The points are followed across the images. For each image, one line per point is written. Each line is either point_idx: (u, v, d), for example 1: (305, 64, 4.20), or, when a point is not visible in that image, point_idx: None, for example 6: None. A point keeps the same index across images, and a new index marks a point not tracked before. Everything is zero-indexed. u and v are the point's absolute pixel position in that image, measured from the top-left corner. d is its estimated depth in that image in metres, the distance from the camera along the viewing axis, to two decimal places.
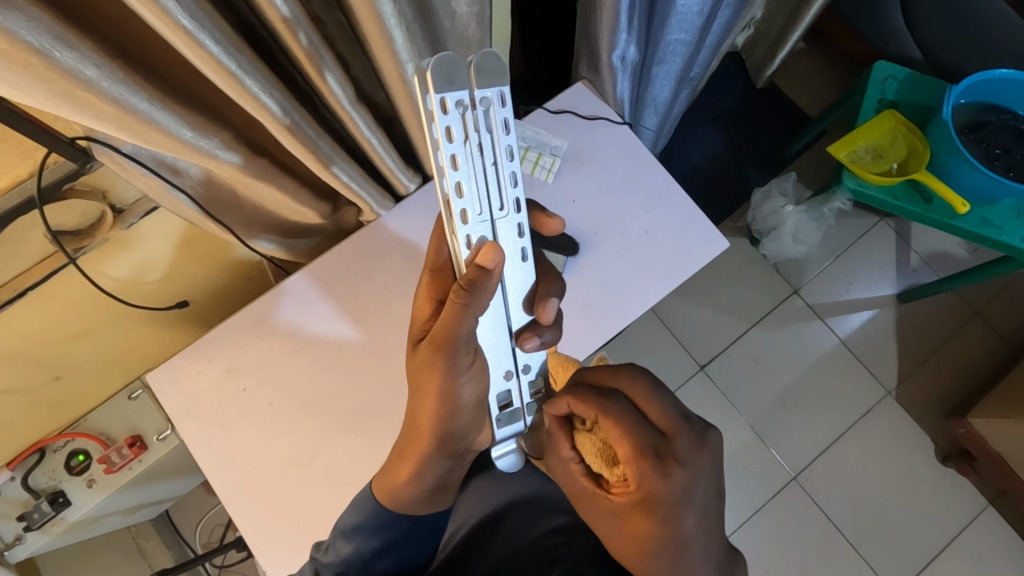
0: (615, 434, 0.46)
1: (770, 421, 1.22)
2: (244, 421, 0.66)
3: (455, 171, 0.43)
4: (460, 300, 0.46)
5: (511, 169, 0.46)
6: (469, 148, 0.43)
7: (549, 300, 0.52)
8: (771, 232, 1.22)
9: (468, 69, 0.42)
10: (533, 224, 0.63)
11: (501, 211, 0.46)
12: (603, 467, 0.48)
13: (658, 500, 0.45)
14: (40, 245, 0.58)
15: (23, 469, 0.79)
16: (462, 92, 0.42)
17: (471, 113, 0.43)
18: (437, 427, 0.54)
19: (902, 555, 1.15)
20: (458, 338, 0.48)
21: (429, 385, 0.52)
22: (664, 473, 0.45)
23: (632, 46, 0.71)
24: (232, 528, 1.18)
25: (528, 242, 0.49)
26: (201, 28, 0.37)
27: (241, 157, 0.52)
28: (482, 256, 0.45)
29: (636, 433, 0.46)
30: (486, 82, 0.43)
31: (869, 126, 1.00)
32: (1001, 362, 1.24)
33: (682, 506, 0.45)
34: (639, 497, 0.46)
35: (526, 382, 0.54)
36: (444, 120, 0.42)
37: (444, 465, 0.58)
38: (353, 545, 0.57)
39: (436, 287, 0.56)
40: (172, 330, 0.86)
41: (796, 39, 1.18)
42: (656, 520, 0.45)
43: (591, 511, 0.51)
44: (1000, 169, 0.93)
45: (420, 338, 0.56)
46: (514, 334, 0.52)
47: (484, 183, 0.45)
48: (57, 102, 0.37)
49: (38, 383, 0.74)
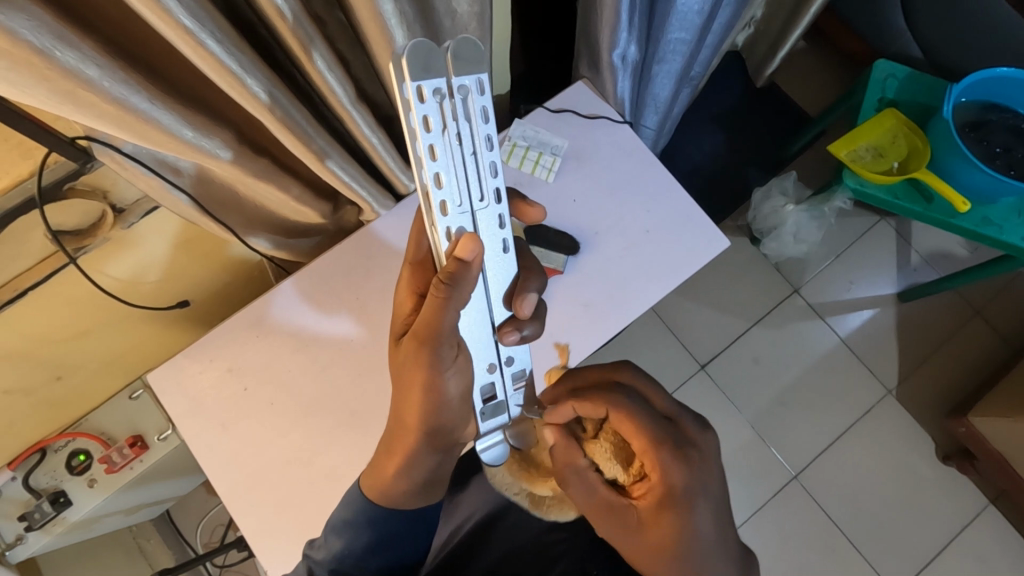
0: (635, 428, 0.53)
1: (770, 420, 1.22)
2: (245, 420, 0.66)
3: (433, 163, 0.43)
4: (440, 293, 0.46)
5: (490, 159, 0.45)
6: (447, 139, 0.43)
7: (526, 295, 0.51)
8: (771, 232, 1.22)
9: (444, 55, 0.41)
10: (512, 212, 0.62)
11: (480, 202, 0.46)
12: (618, 467, 0.55)
13: (680, 494, 0.51)
14: (41, 245, 0.58)
15: (24, 469, 0.79)
16: (438, 80, 0.41)
17: (449, 102, 0.42)
18: (424, 421, 0.55)
19: (902, 554, 1.15)
20: (442, 331, 0.48)
21: (414, 379, 0.52)
22: (680, 460, 0.51)
23: (633, 45, 0.71)
24: (233, 528, 1.18)
25: (509, 233, 0.49)
26: (202, 28, 0.37)
27: (239, 155, 0.52)
28: (460, 249, 0.45)
29: (654, 425, 0.52)
30: (464, 70, 0.42)
31: (869, 125, 1.01)
32: (1002, 361, 1.23)
33: (702, 498, 0.51)
34: (661, 491, 0.51)
35: (510, 374, 0.53)
36: (421, 110, 0.41)
37: (433, 460, 0.58)
38: (344, 541, 0.58)
39: (418, 281, 0.56)
40: (172, 330, 0.86)
41: (797, 38, 1.18)
42: (679, 513, 0.50)
43: (611, 526, 0.54)
44: (1000, 168, 0.94)
45: (402, 332, 0.56)
46: (496, 329, 0.51)
47: (463, 174, 0.44)
48: (58, 101, 0.37)
49: (39, 383, 0.74)
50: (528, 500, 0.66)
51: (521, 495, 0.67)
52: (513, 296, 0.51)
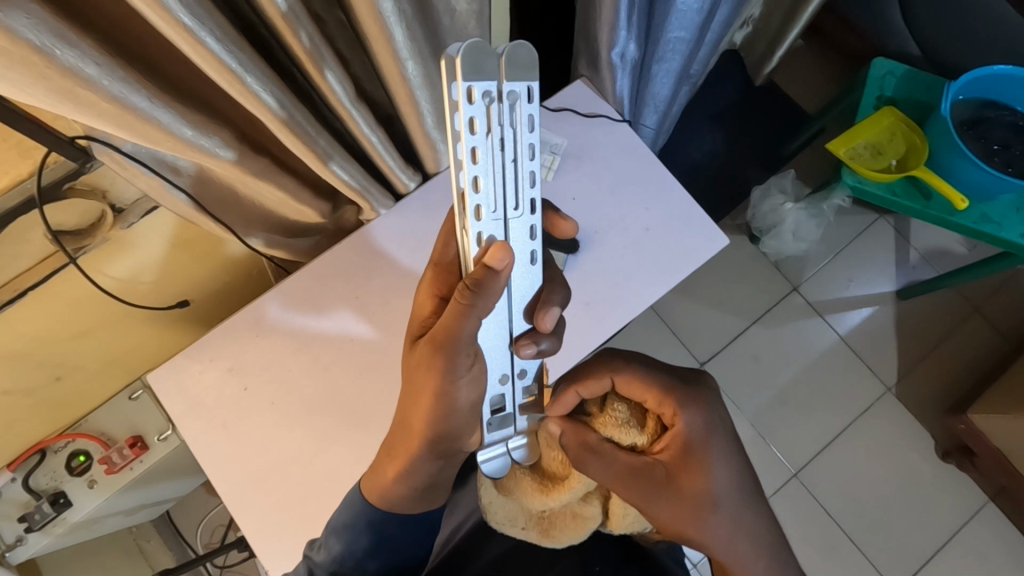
0: (646, 382, 0.59)
1: (771, 418, 1.22)
2: (246, 420, 0.66)
3: (473, 165, 0.42)
4: (465, 300, 0.46)
5: (531, 169, 0.44)
6: (491, 143, 0.42)
7: (550, 308, 0.52)
8: (771, 230, 1.22)
9: (499, 59, 0.40)
10: (545, 224, 0.65)
11: (515, 210, 0.45)
12: (634, 431, 0.59)
13: (699, 431, 0.56)
14: (41, 245, 0.58)
15: (24, 470, 0.79)
16: (489, 83, 0.40)
17: (496, 106, 0.41)
18: (430, 428, 0.56)
19: (901, 551, 1.16)
20: (460, 340, 0.48)
21: (426, 384, 0.53)
22: (692, 401, 0.58)
23: (632, 43, 0.72)
24: (233, 529, 1.18)
25: (539, 245, 0.48)
26: (202, 26, 0.37)
27: (239, 155, 0.52)
28: (491, 255, 0.44)
29: (663, 375, 0.59)
30: (516, 75, 0.41)
31: (868, 122, 1.00)
32: (1001, 358, 1.24)
33: (719, 429, 0.58)
34: (683, 435, 0.56)
35: (521, 387, 0.55)
36: (469, 111, 0.40)
37: (435, 466, 0.60)
38: (344, 543, 0.59)
39: (440, 284, 0.56)
40: (172, 330, 0.85)
41: (795, 36, 1.20)
42: (705, 450, 0.56)
43: (644, 492, 0.56)
44: (998, 165, 0.94)
45: (418, 335, 0.57)
46: (513, 340, 0.52)
47: (502, 180, 0.43)
48: (56, 100, 0.37)
49: (40, 383, 0.74)
50: (536, 530, 0.68)
51: (527, 529, 0.68)
52: (536, 308, 0.52)
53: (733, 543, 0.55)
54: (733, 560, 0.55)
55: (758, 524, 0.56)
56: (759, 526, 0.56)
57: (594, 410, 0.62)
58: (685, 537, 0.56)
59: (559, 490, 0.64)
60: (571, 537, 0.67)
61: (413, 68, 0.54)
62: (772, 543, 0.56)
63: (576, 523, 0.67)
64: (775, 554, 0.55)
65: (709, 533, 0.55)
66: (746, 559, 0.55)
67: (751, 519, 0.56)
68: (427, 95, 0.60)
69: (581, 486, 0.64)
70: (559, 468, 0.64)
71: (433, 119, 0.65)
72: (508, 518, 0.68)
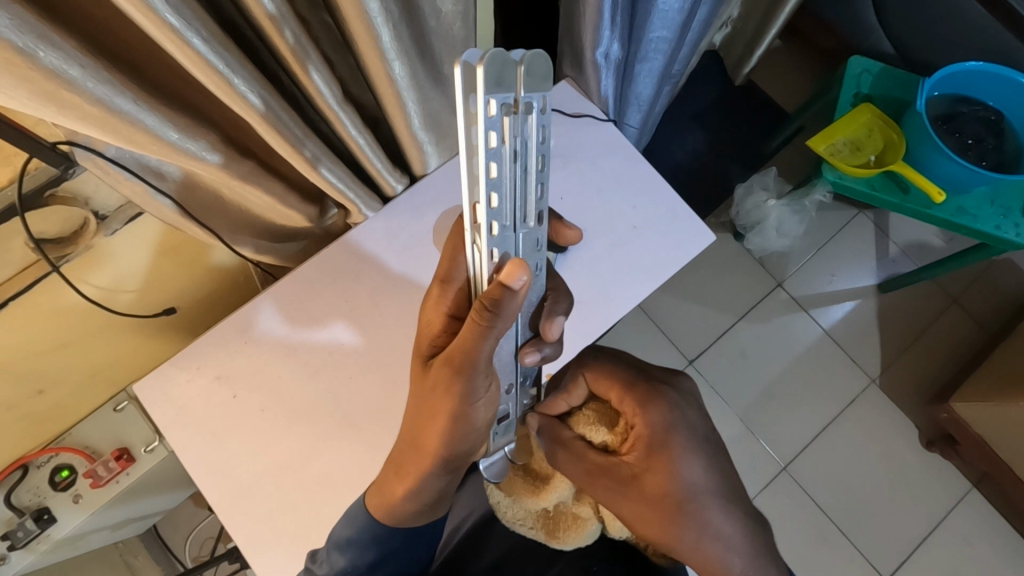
0: (611, 379, 0.64)
1: (760, 413, 1.23)
2: (238, 430, 0.65)
3: (489, 180, 0.39)
4: (483, 321, 0.45)
5: (540, 180, 0.43)
6: (505, 155, 0.39)
7: (554, 318, 0.55)
8: (754, 226, 1.24)
9: (517, 68, 0.37)
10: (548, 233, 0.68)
11: (524, 222, 0.44)
12: (603, 430, 0.63)
13: (659, 430, 0.59)
14: (22, 252, 0.57)
15: (6, 487, 0.76)
16: (508, 95, 0.37)
17: (514, 118, 0.38)
18: (444, 448, 0.55)
19: (891, 542, 1.17)
20: (477, 361, 0.48)
21: (442, 409, 0.52)
22: (652, 400, 0.61)
23: (616, 43, 0.72)
24: (223, 540, 1.17)
25: (544, 255, 0.48)
26: (188, 26, 0.36)
27: (225, 158, 0.52)
28: (508, 274, 0.43)
29: (627, 373, 0.64)
30: (531, 86, 0.39)
31: (846, 121, 1.02)
32: (981, 347, 1.26)
33: (682, 430, 0.59)
34: (643, 434, 0.60)
35: (522, 392, 0.59)
36: (487, 126, 0.37)
37: (443, 481, 0.61)
38: (347, 558, 0.60)
39: (450, 302, 0.56)
40: (158, 339, 0.84)
41: (772, 36, 1.21)
42: (668, 454, 0.58)
43: (609, 491, 0.59)
44: (972, 158, 0.97)
45: (430, 354, 0.55)
46: (517, 350, 0.54)
47: (515, 194, 0.42)
48: (38, 103, 0.36)
49: (21, 397, 0.72)
50: (543, 531, 0.67)
51: (535, 530, 0.68)
52: (541, 319, 0.55)
53: (702, 549, 0.55)
54: (702, 564, 0.55)
55: (743, 523, 0.56)
56: (745, 521, 0.57)
57: (571, 408, 0.66)
58: (656, 541, 0.57)
59: (547, 490, 0.66)
60: (576, 539, 0.66)
61: (400, 67, 0.54)
62: (746, 552, 0.55)
63: (577, 526, 0.66)
64: (756, 552, 0.56)
65: (677, 536, 0.55)
66: (742, 558, 0.55)
67: (741, 516, 0.57)
68: (415, 96, 0.60)
69: (565, 487, 0.66)
70: (545, 466, 0.68)
71: (420, 120, 0.65)
72: (517, 518, 0.68)
